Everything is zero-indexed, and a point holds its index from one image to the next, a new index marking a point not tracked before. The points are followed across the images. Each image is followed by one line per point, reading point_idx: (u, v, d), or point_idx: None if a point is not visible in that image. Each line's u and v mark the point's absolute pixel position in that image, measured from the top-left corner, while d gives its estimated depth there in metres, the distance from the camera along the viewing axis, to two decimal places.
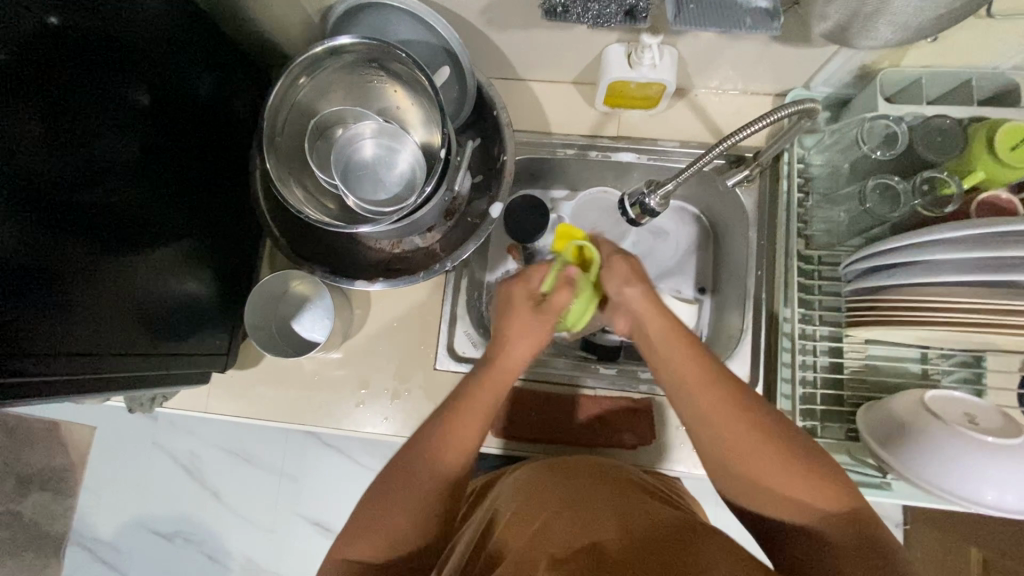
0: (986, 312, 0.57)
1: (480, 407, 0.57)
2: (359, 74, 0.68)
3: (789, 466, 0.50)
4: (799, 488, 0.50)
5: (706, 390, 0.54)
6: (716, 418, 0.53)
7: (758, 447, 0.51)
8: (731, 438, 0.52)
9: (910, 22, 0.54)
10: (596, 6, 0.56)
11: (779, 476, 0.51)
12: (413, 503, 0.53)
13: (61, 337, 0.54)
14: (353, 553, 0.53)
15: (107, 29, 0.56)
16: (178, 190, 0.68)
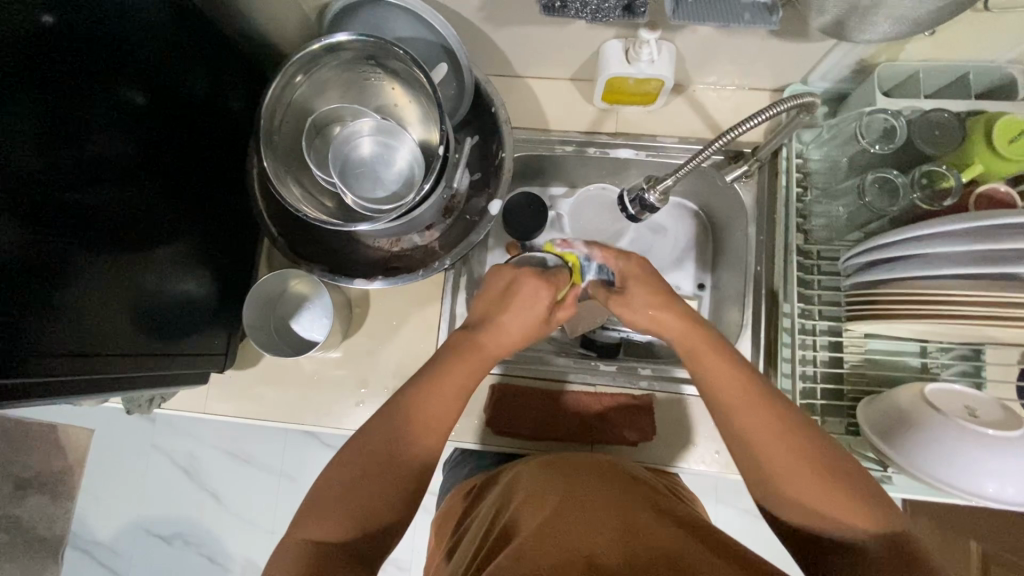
0: (987, 304, 0.57)
1: (452, 382, 0.61)
2: (356, 72, 0.68)
3: (829, 480, 0.52)
4: (830, 499, 0.51)
5: (749, 409, 0.56)
6: (756, 436, 0.55)
7: (801, 462, 0.53)
8: (774, 455, 0.54)
9: (907, 15, 0.54)
10: (594, 1, 0.56)
11: (814, 487, 0.52)
12: (385, 476, 0.55)
13: (60, 338, 0.54)
14: (312, 535, 0.52)
15: (102, 27, 0.56)
16: (173, 189, 0.68)
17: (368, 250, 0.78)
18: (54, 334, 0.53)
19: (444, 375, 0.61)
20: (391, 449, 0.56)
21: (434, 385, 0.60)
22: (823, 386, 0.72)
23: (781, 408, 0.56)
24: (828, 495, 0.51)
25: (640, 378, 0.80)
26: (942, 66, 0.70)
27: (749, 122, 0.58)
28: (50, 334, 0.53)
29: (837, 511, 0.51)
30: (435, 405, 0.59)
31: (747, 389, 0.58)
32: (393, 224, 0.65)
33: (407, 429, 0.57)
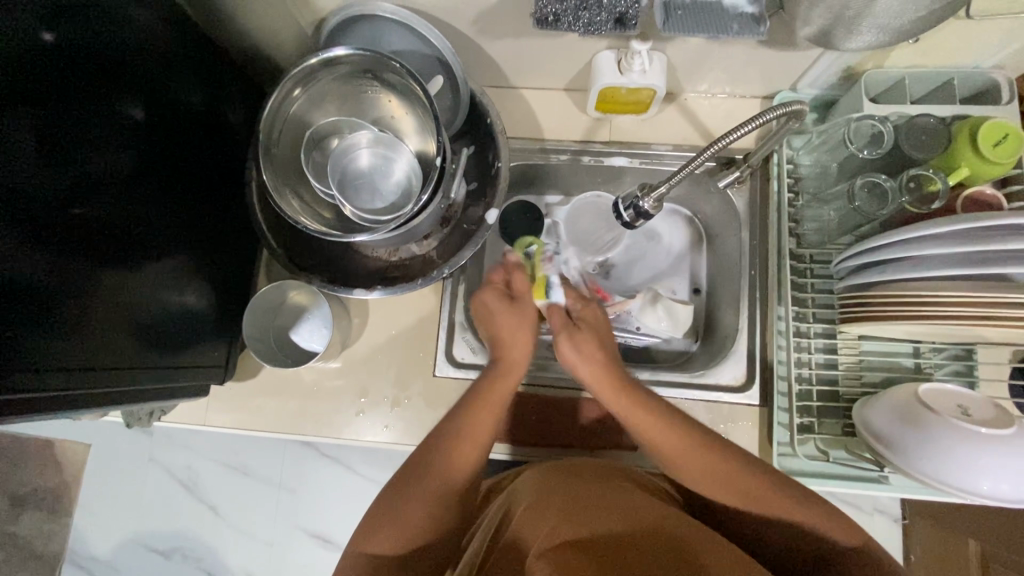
0: (980, 305, 0.57)
1: (481, 429, 0.63)
2: (353, 84, 0.68)
3: (760, 486, 0.58)
4: (769, 501, 0.57)
5: (692, 454, 0.60)
6: (711, 477, 0.60)
7: (736, 475, 0.59)
8: (705, 473, 0.60)
9: (890, 25, 0.56)
10: (587, 15, 0.56)
11: (749, 494, 0.58)
12: (431, 505, 0.59)
13: (62, 353, 0.55)
14: (374, 546, 0.57)
15: (100, 44, 0.56)
16: (172, 203, 0.68)
17: (366, 261, 0.78)
18: (57, 350, 0.54)
19: (477, 417, 0.63)
20: (435, 479, 0.59)
21: (460, 432, 0.62)
22: (819, 388, 0.72)
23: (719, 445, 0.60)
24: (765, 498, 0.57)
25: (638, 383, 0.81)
26: (928, 72, 0.72)
27: (739, 130, 0.59)
28: (54, 350, 0.54)
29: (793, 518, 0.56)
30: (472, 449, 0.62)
31: (684, 439, 0.61)
32: (391, 234, 0.66)
33: (447, 463, 0.61)
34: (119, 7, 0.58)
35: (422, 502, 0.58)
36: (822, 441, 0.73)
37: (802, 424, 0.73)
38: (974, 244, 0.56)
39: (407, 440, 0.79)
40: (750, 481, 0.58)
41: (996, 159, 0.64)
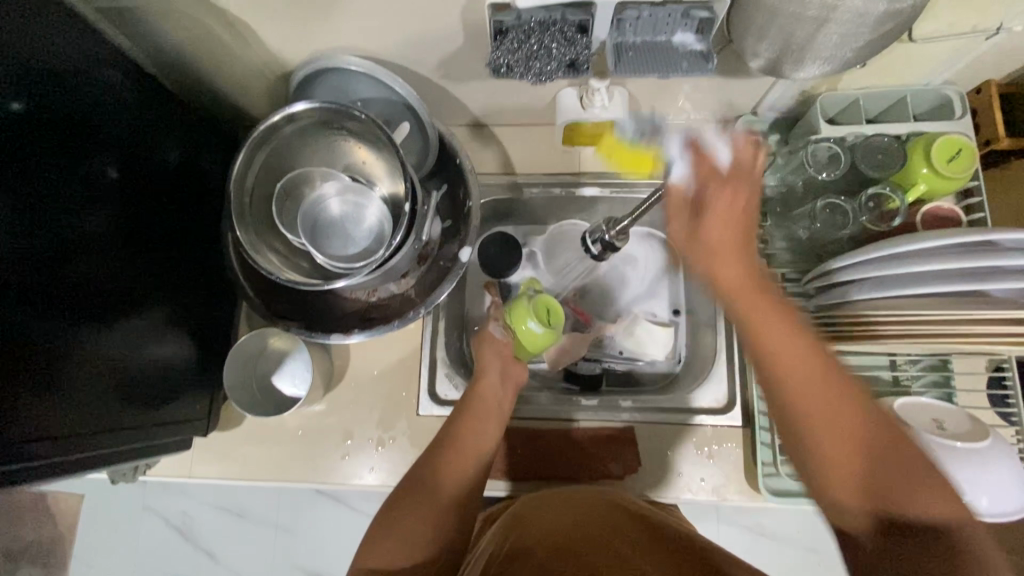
0: (951, 322, 0.56)
1: (468, 442, 0.67)
2: (321, 135, 0.69)
3: (855, 436, 0.47)
4: (911, 469, 0.45)
5: (797, 339, 0.50)
6: (807, 368, 0.49)
7: (827, 408, 0.47)
8: (820, 399, 0.48)
9: (835, 54, 0.59)
10: (538, 64, 0.59)
11: (835, 444, 0.47)
12: (427, 516, 0.60)
13: (36, 423, 0.55)
14: (374, 560, 0.57)
15: (68, 108, 0.57)
16: (148, 260, 0.69)
17: (344, 303, 0.78)
18: (33, 420, 0.54)
19: (465, 433, 0.68)
20: (431, 492, 0.62)
21: (450, 444, 0.67)
22: None
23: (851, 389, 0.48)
24: (854, 458, 0.46)
25: (621, 410, 0.81)
26: (881, 91, 0.73)
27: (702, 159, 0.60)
28: (30, 420, 0.54)
29: (852, 452, 0.46)
30: (459, 467, 0.65)
31: (808, 357, 0.49)
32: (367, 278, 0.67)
33: (438, 481, 0.63)
34: (88, 70, 0.59)
35: (420, 511, 0.60)
36: None
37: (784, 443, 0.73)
38: (945, 260, 0.54)
39: (394, 481, 0.79)
40: (848, 429, 0.47)
41: (951, 173, 0.66)
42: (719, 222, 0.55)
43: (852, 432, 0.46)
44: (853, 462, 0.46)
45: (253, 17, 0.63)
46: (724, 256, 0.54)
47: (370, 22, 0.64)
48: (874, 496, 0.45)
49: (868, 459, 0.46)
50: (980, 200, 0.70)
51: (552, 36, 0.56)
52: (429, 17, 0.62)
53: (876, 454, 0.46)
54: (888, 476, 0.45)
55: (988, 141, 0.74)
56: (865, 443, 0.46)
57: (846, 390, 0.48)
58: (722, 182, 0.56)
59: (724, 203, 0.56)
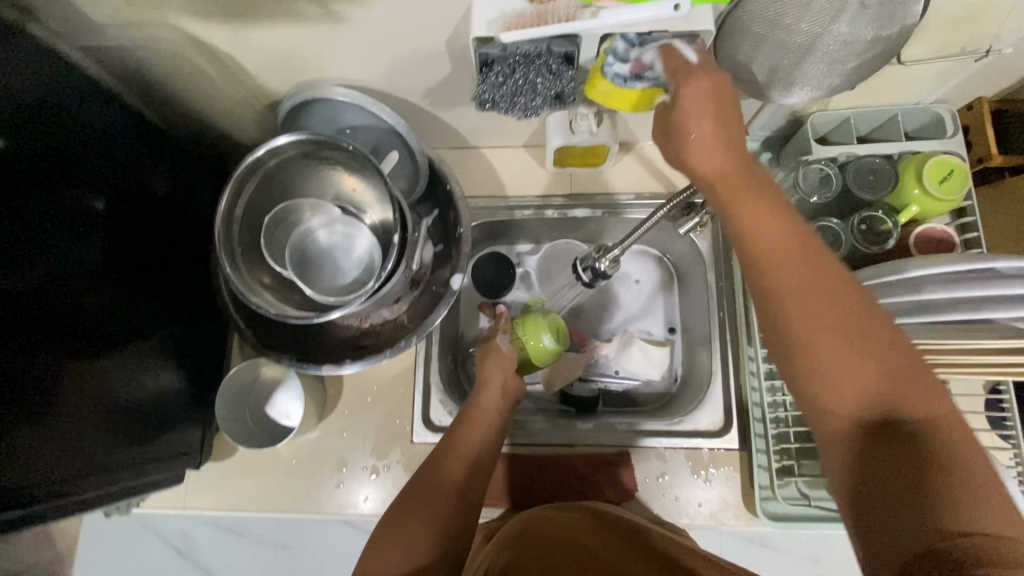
0: (948, 355, 0.55)
1: (468, 441, 0.68)
2: (309, 165, 0.69)
3: (849, 328, 0.43)
4: (897, 368, 0.42)
5: (782, 242, 0.47)
6: (778, 256, 0.47)
7: (815, 297, 0.44)
8: (800, 291, 0.45)
9: (823, 81, 0.59)
10: (522, 100, 0.58)
11: (823, 335, 0.43)
12: (427, 514, 0.60)
13: (26, 469, 0.54)
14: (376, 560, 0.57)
15: (50, 144, 0.56)
16: (139, 295, 0.69)
17: (336, 331, 0.78)
18: (23, 465, 0.54)
19: (464, 435, 0.68)
20: (432, 491, 0.62)
21: (451, 445, 0.67)
22: (795, 430, 0.72)
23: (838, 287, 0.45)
24: (837, 346, 0.43)
25: (617, 434, 0.81)
26: (872, 110, 0.73)
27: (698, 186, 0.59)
28: (19, 466, 0.53)
29: (840, 349, 0.43)
30: (458, 466, 0.65)
31: (790, 254, 0.46)
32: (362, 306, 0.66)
33: (438, 479, 0.64)
34: (70, 105, 0.58)
35: (420, 512, 0.61)
36: (803, 483, 0.72)
37: (781, 467, 0.73)
38: (937, 290, 0.54)
39: None
40: (838, 318, 0.44)
41: (943, 194, 0.66)
42: (694, 112, 0.50)
43: (838, 335, 0.43)
44: (842, 357, 0.43)
45: (237, 49, 0.63)
46: (690, 134, 0.50)
47: (355, 53, 0.64)
48: (868, 397, 0.42)
49: (857, 353, 0.43)
50: (974, 220, 0.69)
51: (536, 68, 0.55)
52: (414, 47, 0.62)
53: (867, 352, 0.43)
54: (873, 372, 0.42)
55: (981, 158, 0.74)
56: (852, 341, 0.43)
57: (825, 285, 0.45)
58: (688, 70, 0.52)
59: (704, 100, 0.50)
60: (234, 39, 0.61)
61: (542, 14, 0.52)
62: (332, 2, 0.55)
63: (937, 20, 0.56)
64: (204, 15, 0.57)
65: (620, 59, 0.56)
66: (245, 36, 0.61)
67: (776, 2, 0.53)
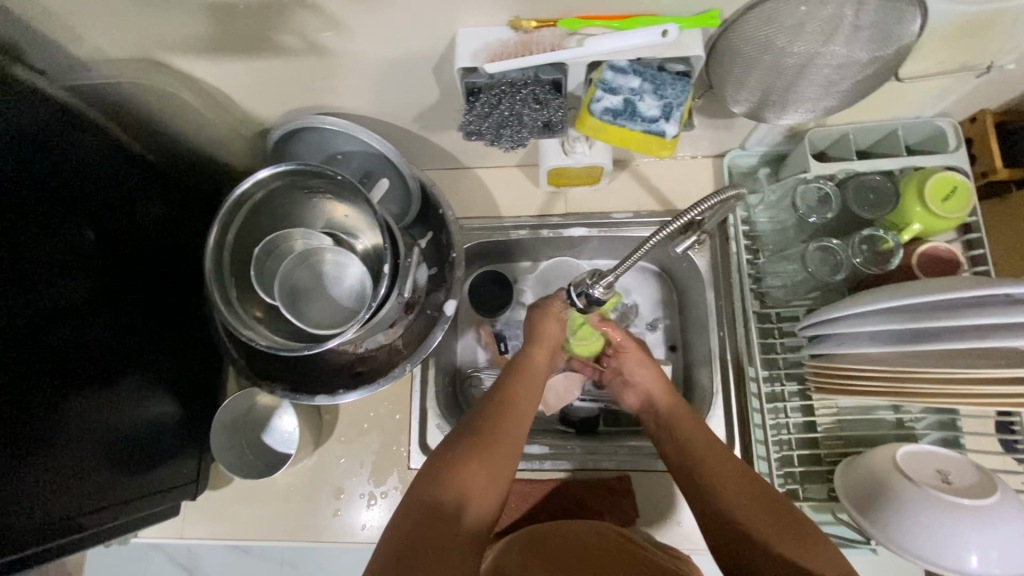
0: (949, 382, 0.54)
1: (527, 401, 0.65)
2: (302, 193, 0.69)
3: (754, 487, 0.57)
4: (774, 514, 0.53)
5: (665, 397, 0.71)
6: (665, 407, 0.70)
7: (721, 468, 0.59)
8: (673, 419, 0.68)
9: (819, 98, 0.58)
10: (510, 131, 0.58)
11: (728, 482, 0.58)
12: (486, 468, 0.56)
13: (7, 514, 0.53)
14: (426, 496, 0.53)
15: (38, 182, 0.56)
16: (131, 328, 0.68)
17: (332, 357, 0.77)
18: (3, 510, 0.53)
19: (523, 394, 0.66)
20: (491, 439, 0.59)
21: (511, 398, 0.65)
22: (798, 452, 0.71)
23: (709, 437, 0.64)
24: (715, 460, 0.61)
25: (617, 457, 0.79)
26: (871, 125, 0.71)
27: (702, 205, 0.56)
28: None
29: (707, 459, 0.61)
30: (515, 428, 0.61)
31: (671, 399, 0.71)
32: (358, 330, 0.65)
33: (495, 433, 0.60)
34: (59, 143, 0.58)
35: (481, 462, 0.56)
36: (806, 507, 0.70)
37: (785, 491, 0.71)
38: (940, 318, 0.53)
39: None
40: (749, 487, 0.57)
41: (944, 212, 0.64)
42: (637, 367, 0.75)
43: (716, 466, 0.60)
44: (721, 467, 0.59)
45: (226, 77, 0.63)
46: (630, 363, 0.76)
47: (345, 83, 0.64)
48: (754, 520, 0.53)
49: (748, 488, 0.57)
50: (979, 236, 0.69)
51: (521, 99, 0.55)
52: (402, 76, 0.62)
53: (747, 484, 0.57)
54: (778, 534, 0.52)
55: (985, 172, 0.72)
56: (738, 493, 0.56)
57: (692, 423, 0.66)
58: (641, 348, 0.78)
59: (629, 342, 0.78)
60: (224, 71, 0.62)
61: (526, 43, 0.52)
62: (319, 35, 0.55)
63: (931, 39, 0.55)
64: (193, 49, 0.58)
65: (615, 99, 0.55)
66: (234, 68, 0.61)
67: (768, 24, 0.50)
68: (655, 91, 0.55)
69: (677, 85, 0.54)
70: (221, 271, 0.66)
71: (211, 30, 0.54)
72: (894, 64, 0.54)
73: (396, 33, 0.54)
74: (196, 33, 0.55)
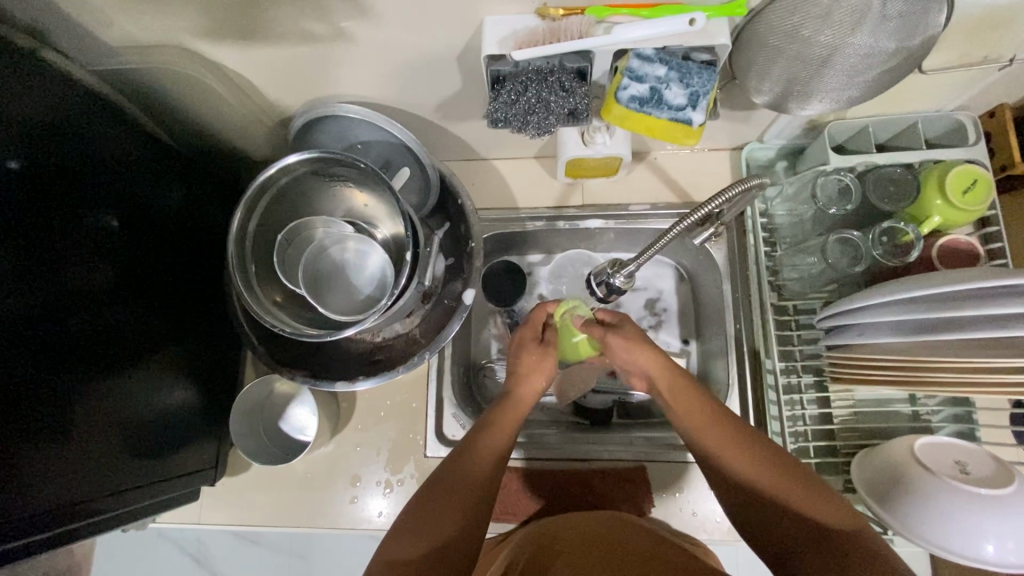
0: (971, 372, 0.54)
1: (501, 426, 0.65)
2: (324, 181, 0.70)
3: (768, 455, 0.56)
4: (796, 485, 0.53)
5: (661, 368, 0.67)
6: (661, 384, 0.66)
7: (724, 436, 0.59)
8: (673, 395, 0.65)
9: (842, 89, 0.58)
10: (535, 118, 0.59)
11: (743, 458, 0.57)
12: (457, 513, 0.55)
13: (27, 495, 0.53)
14: (399, 549, 0.52)
15: (68, 164, 0.57)
16: (154, 313, 0.69)
17: (350, 345, 0.78)
18: (23, 491, 0.52)
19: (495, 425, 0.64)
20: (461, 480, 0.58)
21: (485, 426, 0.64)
22: (814, 443, 0.71)
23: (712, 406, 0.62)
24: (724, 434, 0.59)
25: (632, 448, 0.80)
26: (891, 118, 0.71)
27: (724, 196, 0.57)
28: (17, 492, 0.52)
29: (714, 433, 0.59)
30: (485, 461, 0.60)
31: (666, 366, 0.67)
32: (379, 318, 0.65)
33: (465, 470, 0.59)
34: (87, 127, 0.58)
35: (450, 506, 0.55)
36: None
37: None
38: (962, 309, 0.53)
39: None
40: (767, 456, 0.56)
41: (964, 204, 0.64)
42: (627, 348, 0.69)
43: (727, 439, 0.58)
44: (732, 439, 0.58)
45: (251, 64, 0.63)
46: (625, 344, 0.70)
47: (369, 70, 0.64)
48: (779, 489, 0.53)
49: (764, 460, 0.56)
50: (997, 229, 0.69)
51: (547, 87, 0.55)
52: (426, 64, 0.62)
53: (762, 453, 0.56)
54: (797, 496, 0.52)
55: (1003, 166, 0.73)
56: (756, 467, 0.55)
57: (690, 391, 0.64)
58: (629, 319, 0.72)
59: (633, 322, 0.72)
60: (250, 58, 0.62)
61: (555, 31, 0.52)
62: (346, 23, 0.55)
63: (957, 30, 0.55)
64: (221, 35, 0.58)
65: (641, 87, 0.55)
66: (259, 55, 0.61)
67: (794, 14, 0.51)
68: (681, 78, 0.55)
69: (703, 74, 0.54)
70: (243, 256, 0.66)
71: (239, 16, 0.55)
72: (919, 56, 0.54)
73: (423, 20, 0.54)
74: (224, 20, 0.56)
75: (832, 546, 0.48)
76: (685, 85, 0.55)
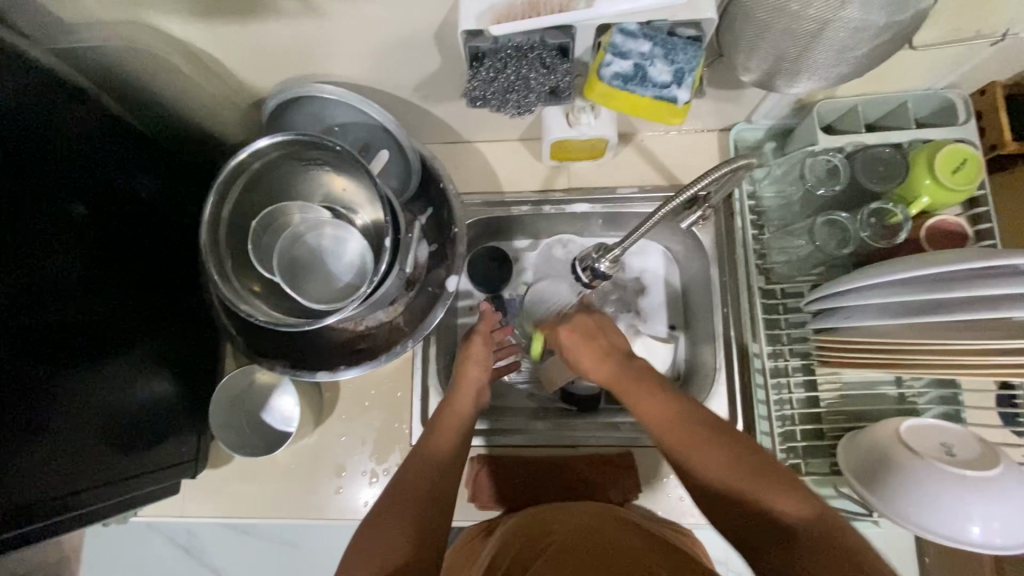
0: (960, 355, 0.54)
1: (442, 435, 0.66)
2: (300, 165, 0.68)
3: (725, 450, 0.54)
4: (759, 480, 0.51)
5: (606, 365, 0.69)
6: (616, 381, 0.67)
7: (683, 430, 0.57)
8: (629, 388, 0.64)
9: (829, 69, 0.56)
10: (516, 97, 0.57)
11: (701, 454, 0.54)
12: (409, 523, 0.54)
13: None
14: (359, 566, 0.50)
15: (27, 149, 0.54)
16: (128, 302, 0.66)
17: (331, 334, 0.76)
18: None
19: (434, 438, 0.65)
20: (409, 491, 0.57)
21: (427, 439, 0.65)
22: (801, 427, 0.71)
23: (669, 401, 0.60)
24: (681, 429, 0.57)
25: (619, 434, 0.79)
26: (881, 97, 0.70)
27: (709, 176, 0.55)
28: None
29: (673, 430, 0.58)
30: (427, 471, 0.60)
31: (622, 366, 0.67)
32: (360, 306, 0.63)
33: (411, 480, 0.59)
34: (47, 111, 0.56)
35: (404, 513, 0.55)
36: (810, 482, 0.71)
37: (789, 466, 0.71)
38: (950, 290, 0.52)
39: None
40: (725, 450, 0.54)
41: (954, 184, 0.64)
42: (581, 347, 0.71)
43: (686, 436, 0.56)
44: (690, 435, 0.56)
45: (219, 43, 0.61)
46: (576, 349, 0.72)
47: (344, 49, 0.61)
48: (740, 486, 0.51)
49: (722, 454, 0.54)
50: (987, 210, 0.68)
51: (528, 63, 0.54)
52: (403, 42, 0.60)
53: (720, 447, 0.54)
54: (764, 487, 0.50)
55: (994, 145, 0.71)
56: (715, 462, 0.53)
57: (650, 384, 0.63)
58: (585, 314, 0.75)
59: (574, 334, 0.72)
60: (218, 36, 0.59)
61: (534, 2, 0.49)
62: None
63: (949, 5, 0.54)
64: (185, 11, 0.55)
65: (625, 64, 0.53)
66: (227, 32, 0.59)
67: None
68: (667, 56, 0.53)
69: (688, 50, 0.52)
70: (217, 244, 0.64)
71: None
72: (910, 31, 0.53)
73: None
74: None
75: (802, 547, 0.46)
76: (672, 62, 0.53)
